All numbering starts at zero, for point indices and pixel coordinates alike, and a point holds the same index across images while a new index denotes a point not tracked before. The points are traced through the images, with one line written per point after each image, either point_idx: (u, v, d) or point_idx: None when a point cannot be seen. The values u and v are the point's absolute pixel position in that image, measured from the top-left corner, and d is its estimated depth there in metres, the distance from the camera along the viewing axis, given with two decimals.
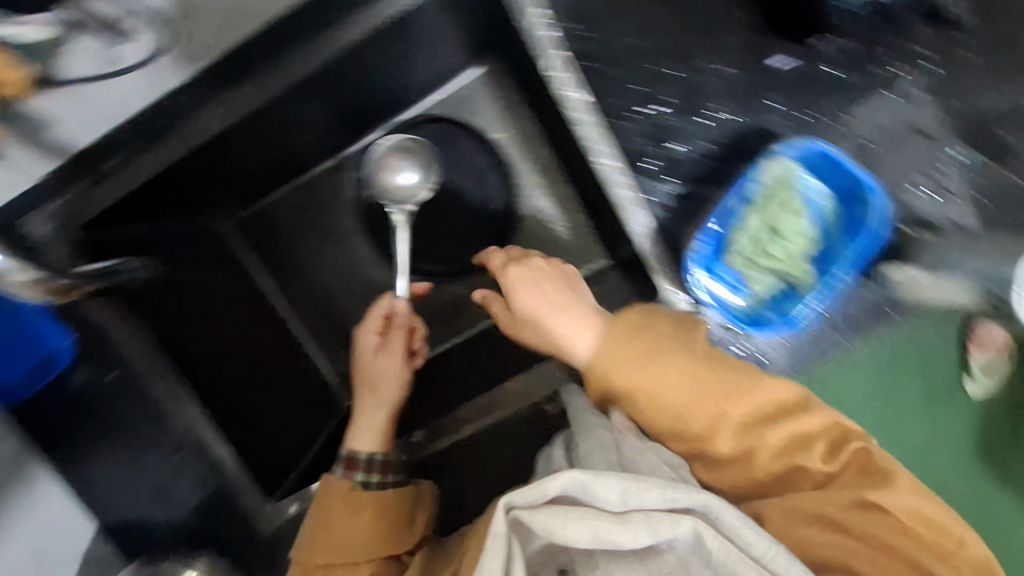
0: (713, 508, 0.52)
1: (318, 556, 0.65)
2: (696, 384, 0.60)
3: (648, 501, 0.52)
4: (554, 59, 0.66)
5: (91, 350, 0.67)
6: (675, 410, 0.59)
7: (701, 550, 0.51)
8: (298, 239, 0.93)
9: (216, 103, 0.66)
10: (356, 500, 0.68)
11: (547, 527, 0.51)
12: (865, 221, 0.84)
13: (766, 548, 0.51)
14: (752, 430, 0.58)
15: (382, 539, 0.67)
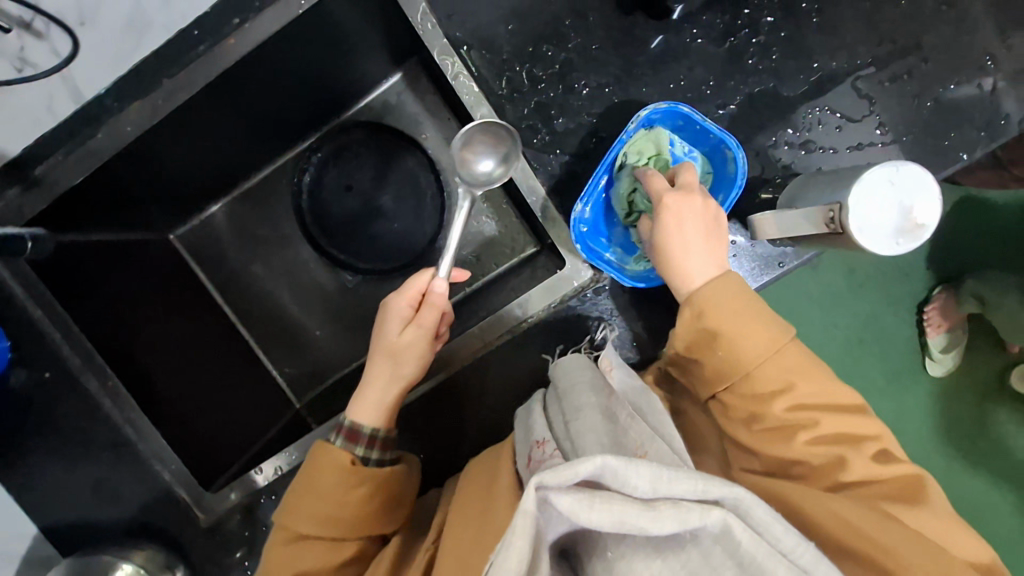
0: (750, 502, 0.41)
1: (301, 525, 0.62)
2: (758, 316, 0.53)
3: (681, 491, 0.42)
4: (444, 39, 0.62)
5: (30, 353, 0.71)
6: (731, 322, 0.53)
7: (731, 546, 0.41)
8: (242, 248, 0.96)
9: (124, 114, 0.68)
10: (352, 477, 0.62)
11: (569, 509, 0.41)
12: (733, 178, 0.60)
13: (801, 545, 0.40)
14: (796, 372, 0.53)
15: (369, 519, 0.62)
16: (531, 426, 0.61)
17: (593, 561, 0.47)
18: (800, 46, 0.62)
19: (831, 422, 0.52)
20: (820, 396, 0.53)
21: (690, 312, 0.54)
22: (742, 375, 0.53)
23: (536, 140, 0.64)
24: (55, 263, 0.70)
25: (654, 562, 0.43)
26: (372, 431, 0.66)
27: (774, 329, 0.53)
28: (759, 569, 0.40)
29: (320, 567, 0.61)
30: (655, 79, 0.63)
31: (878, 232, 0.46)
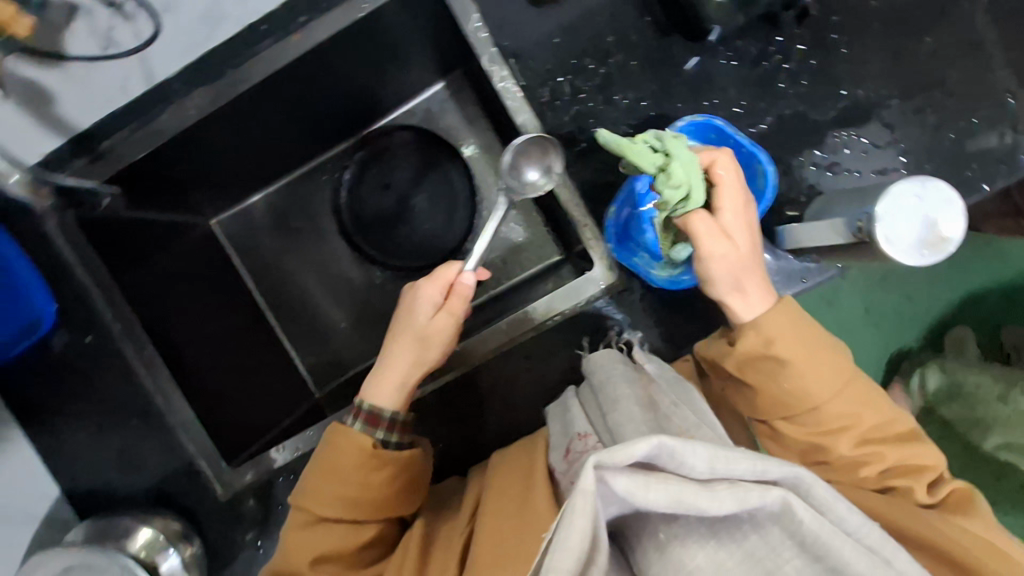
0: (809, 482, 0.44)
1: (324, 507, 0.64)
2: (825, 348, 0.57)
3: (738, 472, 0.44)
4: (493, 49, 0.66)
5: (75, 317, 0.75)
6: (800, 351, 0.56)
7: (792, 525, 0.43)
8: (278, 237, 0.99)
9: (189, 97, 0.72)
10: (374, 461, 0.64)
11: (625, 489, 0.42)
12: (760, 192, 0.63)
13: (863, 524, 0.43)
14: (859, 403, 0.57)
15: (389, 502, 0.65)
16: (570, 420, 0.66)
17: (642, 544, 0.47)
18: (829, 74, 0.65)
19: (894, 450, 0.57)
20: (880, 425, 0.58)
21: (753, 337, 0.57)
22: (812, 407, 0.57)
23: (573, 147, 0.68)
24: (104, 232, 0.75)
25: (710, 542, 0.45)
26: (390, 415, 0.68)
27: (835, 360, 0.57)
28: (823, 547, 0.42)
29: (343, 547, 0.64)
30: (690, 96, 0.67)
31: (905, 245, 0.49)
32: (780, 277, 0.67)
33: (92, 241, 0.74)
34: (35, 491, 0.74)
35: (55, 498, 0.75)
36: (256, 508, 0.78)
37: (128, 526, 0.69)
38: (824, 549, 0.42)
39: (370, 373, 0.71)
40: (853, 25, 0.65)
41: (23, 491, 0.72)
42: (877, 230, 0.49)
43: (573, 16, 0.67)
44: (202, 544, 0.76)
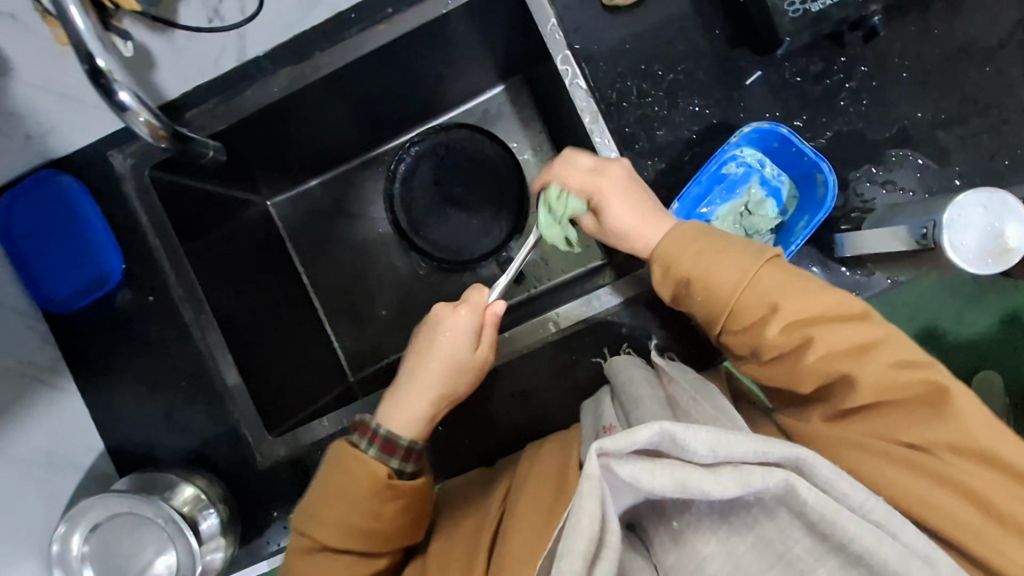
0: (813, 461, 0.40)
1: (324, 534, 0.62)
2: (721, 252, 0.57)
3: (742, 453, 0.41)
4: (567, 49, 0.69)
5: (140, 276, 0.78)
6: (699, 267, 0.57)
7: (797, 506, 0.40)
8: (329, 221, 1.02)
9: (276, 75, 0.76)
10: (383, 493, 0.61)
11: (630, 475, 0.41)
12: (821, 200, 0.65)
13: (868, 500, 0.40)
14: (779, 294, 0.55)
15: (398, 531, 0.63)
16: (601, 412, 0.63)
17: (657, 531, 0.47)
18: (888, 95, 0.69)
19: (831, 338, 0.53)
20: (810, 310, 0.55)
21: (662, 267, 0.60)
22: (726, 312, 0.57)
23: (637, 147, 0.70)
24: (176, 198, 0.78)
25: (721, 527, 0.43)
26: (408, 443, 0.65)
27: (738, 261, 0.57)
28: (829, 525, 0.39)
29: (350, 572, 0.62)
30: (751, 107, 0.70)
31: (969, 252, 0.54)
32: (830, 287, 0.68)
33: (165, 209, 0.76)
34: (81, 443, 0.75)
35: (97, 452, 0.77)
36: (289, 482, 0.78)
37: (173, 481, 0.71)
38: (830, 529, 0.39)
39: (393, 397, 0.69)
40: (913, 52, 0.69)
41: (69, 441, 0.74)
42: (945, 237, 0.53)
43: (646, 26, 0.71)
44: (236, 511, 0.76)
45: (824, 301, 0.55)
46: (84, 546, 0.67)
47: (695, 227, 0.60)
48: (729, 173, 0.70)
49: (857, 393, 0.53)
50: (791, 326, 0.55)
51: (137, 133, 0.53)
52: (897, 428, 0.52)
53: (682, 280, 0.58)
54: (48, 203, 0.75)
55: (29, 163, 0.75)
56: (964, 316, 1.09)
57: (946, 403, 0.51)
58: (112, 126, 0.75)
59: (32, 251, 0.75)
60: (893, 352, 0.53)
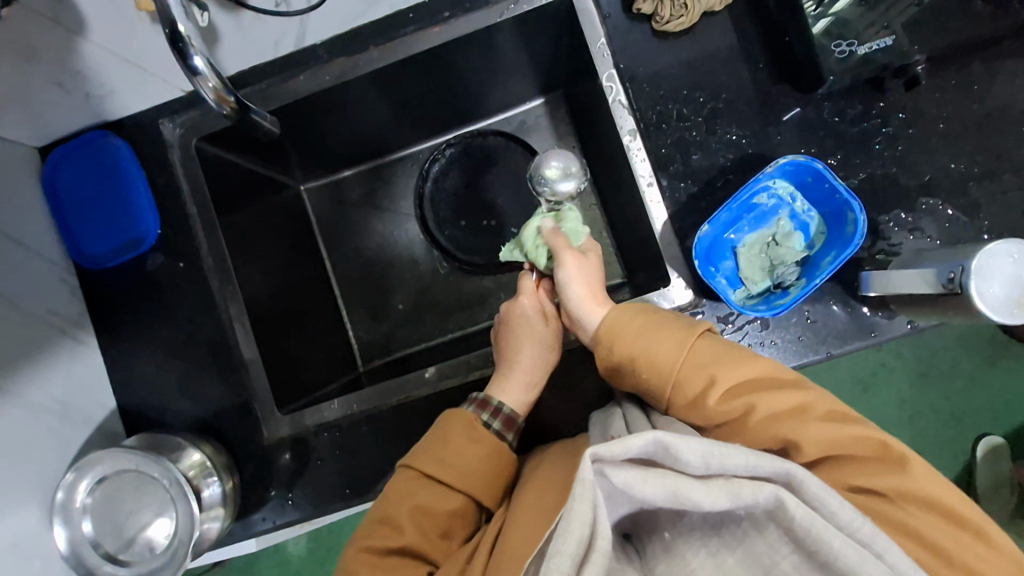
0: (803, 476, 0.38)
1: (425, 464, 0.64)
2: (660, 328, 0.58)
3: (733, 467, 0.40)
4: (613, 68, 0.71)
5: (173, 242, 0.80)
6: (636, 345, 0.58)
7: (786, 522, 0.39)
8: (357, 212, 1.04)
9: (330, 63, 0.79)
10: (477, 431, 0.65)
11: (623, 482, 0.40)
12: (850, 237, 0.66)
13: (856, 518, 0.37)
14: (714, 363, 0.55)
15: (480, 480, 0.64)
16: (610, 423, 0.59)
17: (650, 541, 0.46)
18: (923, 144, 0.70)
19: (766, 400, 0.52)
20: (748, 376, 0.54)
21: (604, 347, 0.60)
22: (669, 385, 0.56)
23: (672, 167, 0.72)
24: (216, 170, 0.80)
25: (713, 540, 0.42)
26: (499, 403, 0.68)
27: (675, 336, 0.57)
28: (817, 543, 0.37)
29: (433, 508, 0.62)
30: (787, 144, 0.71)
31: (998, 301, 0.55)
32: (851, 327, 0.68)
33: (205, 175, 0.78)
34: (95, 399, 0.76)
35: (109, 409, 0.78)
36: (290, 462, 0.77)
37: (180, 445, 0.72)
38: (817, 546, 0.37)
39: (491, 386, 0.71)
40: (951, 105, 0.70)
41: (84, 395, 0.75)
42: (972, 285, 0.55)
43: (693, 53, 0.73)
44: (236, 483, 0.76)
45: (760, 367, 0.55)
46: (87, 498, 0.67)
47: (630, 307, 0.61)
48: (760, 204, 0.71)
49: (801, 454, 0.51)
50: (729, 392, 0.54)
51: (204, 97, 0.56)
52: (848, 476, 0.49)
53: (625, 357, 0.59)
54: (99, 163, 0.78)
55: (84, 122, 0.78)
56: (978, 379, 1.08)
57: (892, 455, 0.48)
58: (167, 95, 0.79)
59: (75, 207, 0.78)
60: (826, 407, 0.52)
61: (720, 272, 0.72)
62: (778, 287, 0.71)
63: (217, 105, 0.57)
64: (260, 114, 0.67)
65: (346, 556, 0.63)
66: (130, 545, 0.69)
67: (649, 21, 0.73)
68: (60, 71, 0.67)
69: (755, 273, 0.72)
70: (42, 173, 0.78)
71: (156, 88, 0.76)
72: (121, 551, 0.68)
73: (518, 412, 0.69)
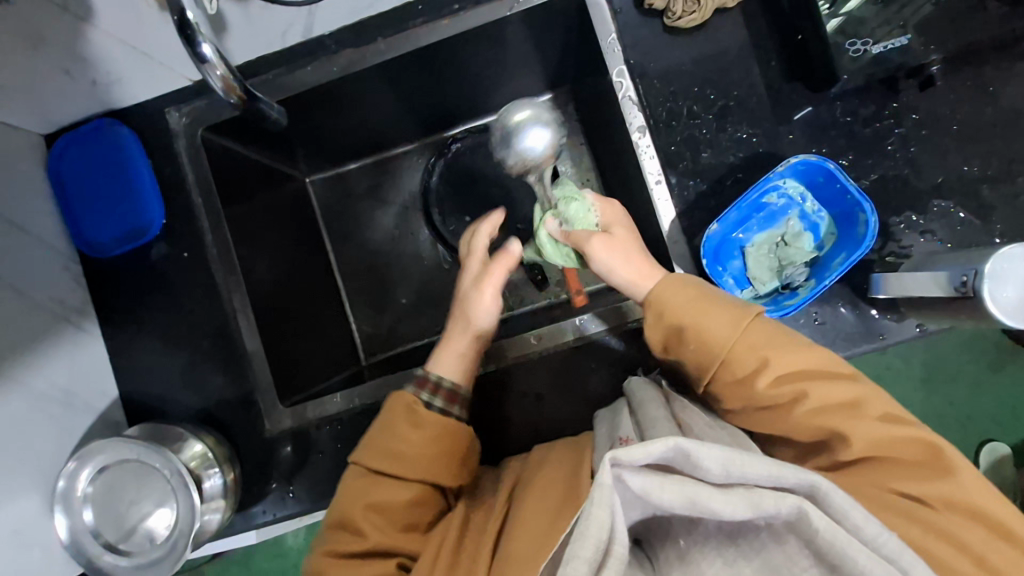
0: (827, 488, 0.39)
1: (370, 462, 0.64)
2: (715, 301, 0.60)
3: (755, 476, 0.40)
4: (623, 64, 0.71)
5: (178, 232, 0.79)
6: (691, 316, 0.59)
7: (807, 533, 0.39)
8: (362, 205, 1.04)
9: (337, 54, 0.78)
10: (416, 416, 0.65)
11: (640, 486, 0.41)
12: (861, 238, 0.65)
13: (882, 534, 0.38)
14: (769, 346, 0.57)
15: (431, 461, 0.64)
16: (616, 425, 0.60)
17: (664, 547, 0.46)
18: (937, 146, 0.69)
19: (821, 391, 0.55)
20: (802, 365, 0.57)
21: (655, 314, 0.61)
22: (720, 362, 0.58)
23: (681, 165, 0.71)
24: (222, 160, 0.79)
25: (729, 549, 0.42)
26: (436, 378, 0.68)
27: (732, 312, 0.59)
28: (839, 557, 0.38)
29: (391, 501, 0.62)
30: (798, 144, 0.71)
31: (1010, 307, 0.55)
32: (859, 330, 0.67)
33: (211, 166, 0.78)
34: (97, 387, 0.76)
35: (111, 398, 0.78)
36: (292, 455, 0.77)
37: (181, 436, 0.71)
38: (840, 560, 0.38)
39: (431, 352, 0.72)
40: (965, 107, 0.69)
41: (87, 384, 0.75)
42: (985, 289, 0.54)
43: (704, 50, 0.72)
44: (237, 475, 0.76)
45: (814, 358, 0.57)
46: (88, 487, 0.66)
47: (683, 279, 0.62)
48: (769, 203, 0.70)
49: (850, 449, 0.54)
50: (781, 379, 0.56)
51: (212, 85, 0.56)
52: (895, 480, 0.53)
53: (677, 330, 0.60)
54: (103, 150, 0.78)
55: (90, 110, 0.78)
56: (984, 385, 1.08)
57: (943, 463, 0.53)
58: (174, 85, 0.78)
59: (80, 194, 0.78)
60: (881, 408, 0.55)
61: (727, 272, 0.71)
62: (785, 287, 0.70)
63: (225, 92, 0.57)
64: (267, 101, 0.67)
65: (313, 564, 0.61)
66: (129, 535, 0.68)
67: (660, 17, 0.72)
68: (67, 57, 0.66)
69: (762, 274, 0.71)
70: (47, 161, 0.78)
71: (162, 77, 0.76)
72: (120, 541, 0.68)
73: (460, 384, 0.69)
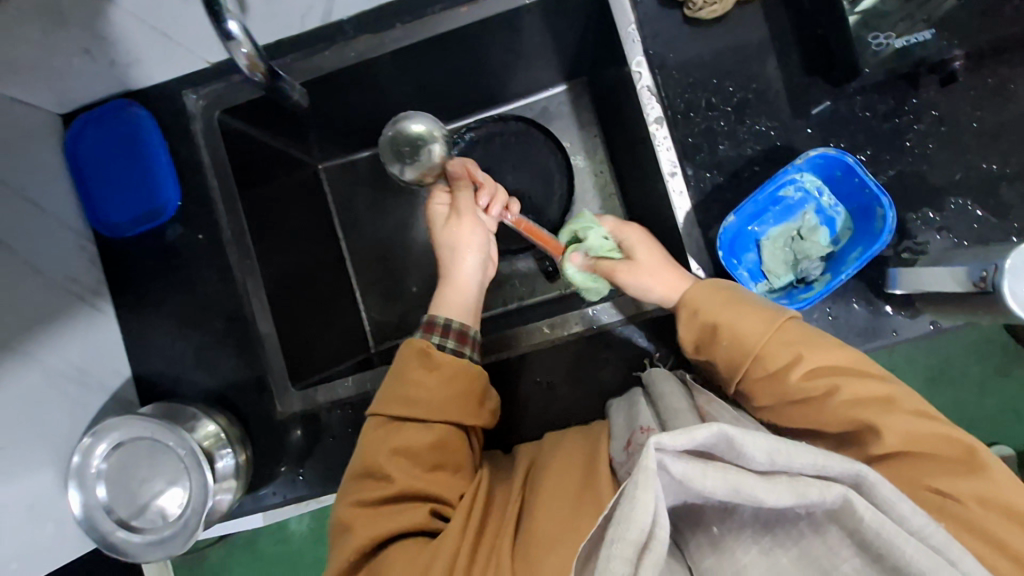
0: (872, 480, 0.41)
1: (393, 406, 0.64)
2: (749, 301, 0.62)
3: (799, 465, 0.42)
4: (642, 55, 0.71)
5: (193, 214, 0.79)
6: (723, 313, 0.61)
7: (851, 523, 0.41)
8: (374, 193, 1.04)
9: (355, 40, 0.78)
10: (430, 358, 0.65)
11: (681, 472, 0.41)
12: (878, 233, 0.65)
13: (928, 525, 0.40)
14: (803, 342, 0.58)
15: (450, 403, 0.64)
16: (636, 414, 0.61)
17: (694, 536, 0.47)
18: (956, 143, 0.69)
19: (854, 386, 0.56)
20: (835, 361, 0.57)
21: (688, 313, 0.64)
22: (753, 357, 0.59)
23: (699, 157, 0.71)
24: (238, 143, 0.80)
25: (765, 538, 0.44)
26: (444, 321, 0.70)
27: (764, 311, 0.61)
28: (886, 547, 0.39)
29: (417, 445, 0.62)
30: (816, 138, 0.70)
31: None
32: (872, 326, 0.67)
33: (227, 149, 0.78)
34: (110, 366, 0.76)
35: (124, 377, 0.78)
36: (302, 439, 0.78)
37: (194, 415, 0.72)
38: (886, 551, 0.39)
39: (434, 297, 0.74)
40: (986, 105, 0.69)
41: (101, 363, 0.75)
42: (1005, 285, 0.54)
43: (724, 42, 0.72)
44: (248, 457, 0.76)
45: (848, 356, 0.58)
46: (102, 463, 0.67)
47: (715, 282, 0.65)
48: (786, 197, 0.70)
49: (883, 444, 0.53)
50: (815, 374, 0.57)
51: (237, 64, 0.56)
52: (930, 477, 0.52)
53: (710, 325, 0.62)
54: (120, 131, 0.78)
55: (107, 91, 0.78)
56: (991, 386, 1.07)
57: (978, 462, 0.52)
58: (192, 67, 0.78)
59: (96, 175, 0.78)
60: (914, 406, 0.55)
61: (744, 266, 0.71)
62: (801, 281, 0.70)
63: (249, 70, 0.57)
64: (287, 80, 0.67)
65: (340, 513, 0.62)
66: (142, 513, 0.68)
67: (681, 8, 0.72)
68: (88, 36, 0.67)
69: (779, 267, 0.71)
70: (65, 140, 0.78)
71: (180, 59, 0.76)
72: (133, 518, 0.68)
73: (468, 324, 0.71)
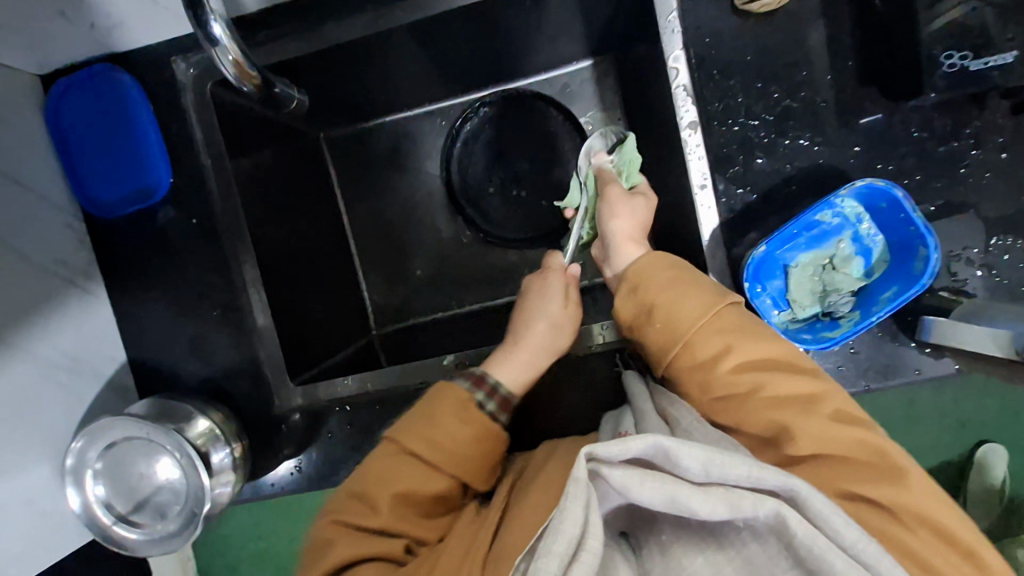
0: (806, 492, 0.40)
1: (408, 441, 0.62)
2: (691, 284, 0.58)
3: (734, 477, 0.41)
4: (682, 49, 0.62)
5: (185, 194, 0.74)
6: (665, 294, 0.58)
7: (786, 536, 0.40)
8: (379, 167, 0.97)
9: (360, 9, 0.70)
10: (468, 412, 0.63)
11: (620, 481, 0.42)
12: (917, 275, 0.61)
13: (862, 541, 0.39)
14: (734, 332, 0.55)
15: (470, 460, 0.63)
16: (622, 421, 0.60)
17: (646, 540, 0.47)
18: (1013, 174, 0.63)
19: (778, 384, 0.53)
20: (764, 355, 0.54)
21: (629, 287, 0.60)
22: (682, 342, 0.56)
23: (731, 170, 0.65)
24: (233, 120, 0.73)
25: (709, 547, 0.43)
26: (495, 382, 0.66)
27: (702, 295, 0.57)
28: (818, 562, 0.39)
29: (421, 489, 0.61)
30: (865, 155, 0.64)
31: None
32: (889, 362, 0.64)
33: (221, 126, 0.72)
34: (105, 352, 0.74)
35: (119, 363, 0.76)
36: (300, 432, 0.76)
37: (189, 412, 0.71)
38: (818, 565, 0.39)
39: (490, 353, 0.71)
40: None
41: (94, 349, 0.73)
42: None
43: (775, 39, 0.64)
44: (246, 449, 0.76)
45: (779, 351, 0.55)
46: (97, 463, 0.67)
47: (669, 259, 0.61)
48: (822, 222, 0.65)
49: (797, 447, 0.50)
50: (741, 368, 0.54)
51: (226, 74, 0.53)
52: (847, 483, 0.49)
53: (646, 304, 0.59)
54: (104, 101, 0.72)
55: (89, 53, 0.71)
56: None
57: (895, 472, 0.48)
58: (181, 30, 0.71)
59: (81, 149, 0.72)
60: (838, 407, 0.52)
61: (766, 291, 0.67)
62: (826, 315, 0.66)
63: (241, 81, 0.54)
64: (285, 85, 0.63)
65: (321, 529, 0.61)
66: (140, 508, 0.68)
67: None
68: None
69: (804, 298, 0.66)
70: (45, 109, 0.72)
71: (168, 23, 0.69)
72: (132, 513, 0.68)
73: (516, 394, 0.67)
